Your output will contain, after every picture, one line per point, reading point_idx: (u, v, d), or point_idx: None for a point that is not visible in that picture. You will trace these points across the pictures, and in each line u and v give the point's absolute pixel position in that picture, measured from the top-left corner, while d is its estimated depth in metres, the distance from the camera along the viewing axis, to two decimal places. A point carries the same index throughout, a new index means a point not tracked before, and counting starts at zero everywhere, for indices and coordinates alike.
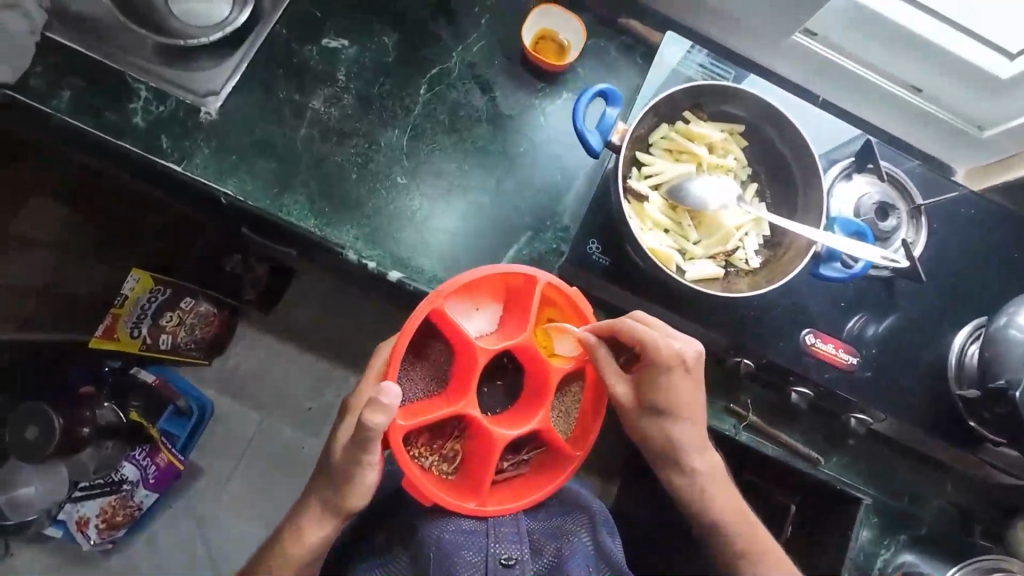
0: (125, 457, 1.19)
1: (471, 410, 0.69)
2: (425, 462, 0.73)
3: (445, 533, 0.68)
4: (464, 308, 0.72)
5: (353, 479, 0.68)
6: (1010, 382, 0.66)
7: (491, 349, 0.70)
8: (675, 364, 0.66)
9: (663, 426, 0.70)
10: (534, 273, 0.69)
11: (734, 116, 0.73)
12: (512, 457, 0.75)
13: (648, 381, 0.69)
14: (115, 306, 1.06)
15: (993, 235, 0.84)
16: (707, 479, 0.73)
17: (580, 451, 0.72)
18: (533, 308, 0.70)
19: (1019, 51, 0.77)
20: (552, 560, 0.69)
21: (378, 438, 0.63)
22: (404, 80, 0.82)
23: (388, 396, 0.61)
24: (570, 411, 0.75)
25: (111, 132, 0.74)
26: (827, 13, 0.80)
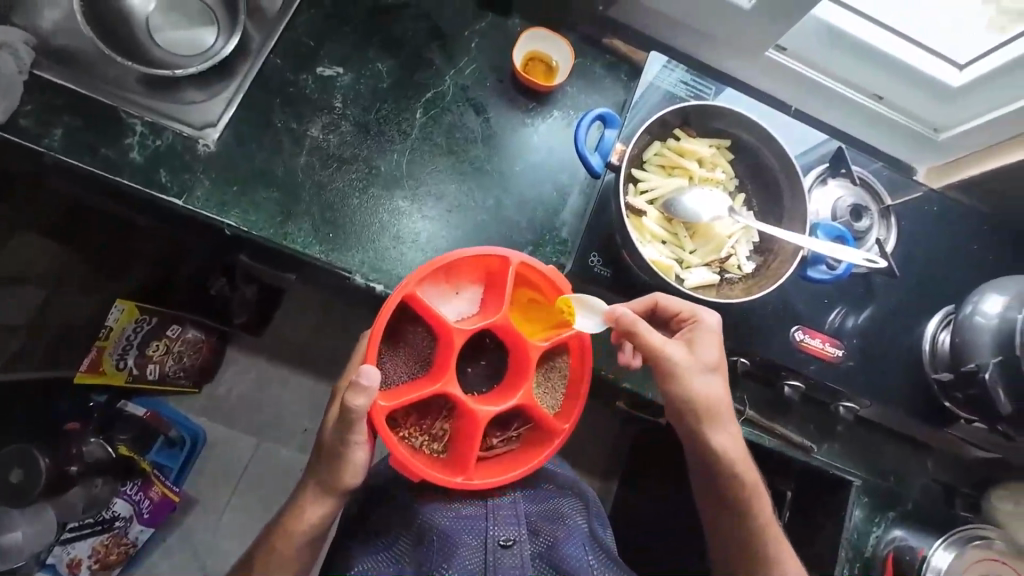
0: (116, 494, 1.14)
1: (452, 388, 0.68)
2: (414, 442, 0.71)
3: (445, 519, 0.66)
4: (441, 291, 0.72)
5: (344, 461, 0.67)
6: (980, 366, 0.73)
7: (469, 329, 0.69)
8: (714, 329, 0.72)
9: (709, 388, 0.70)
10: (506, 253, 0.70)
11: (720, 131, 0.78)
12: (499, 433, 0.74)
13: (695, 344, 0.70)
14: (99, 338, 1.01)
15: (950, 230, 0.92)
16: (739, 447, 0.73)
17: (567, 425, 0.70)
18: (508, 288, 0.70)
19: (967, 61, 0.86)
20: (549, 541, 0.66)
21: (361, 420, 0.63)
22: (400, 105, 0.84)
23: (367, 378, 0.60)
24: (556, 385, 0.74)
25: (107, 169, 0.73)
26: (798, 30, 0.86)
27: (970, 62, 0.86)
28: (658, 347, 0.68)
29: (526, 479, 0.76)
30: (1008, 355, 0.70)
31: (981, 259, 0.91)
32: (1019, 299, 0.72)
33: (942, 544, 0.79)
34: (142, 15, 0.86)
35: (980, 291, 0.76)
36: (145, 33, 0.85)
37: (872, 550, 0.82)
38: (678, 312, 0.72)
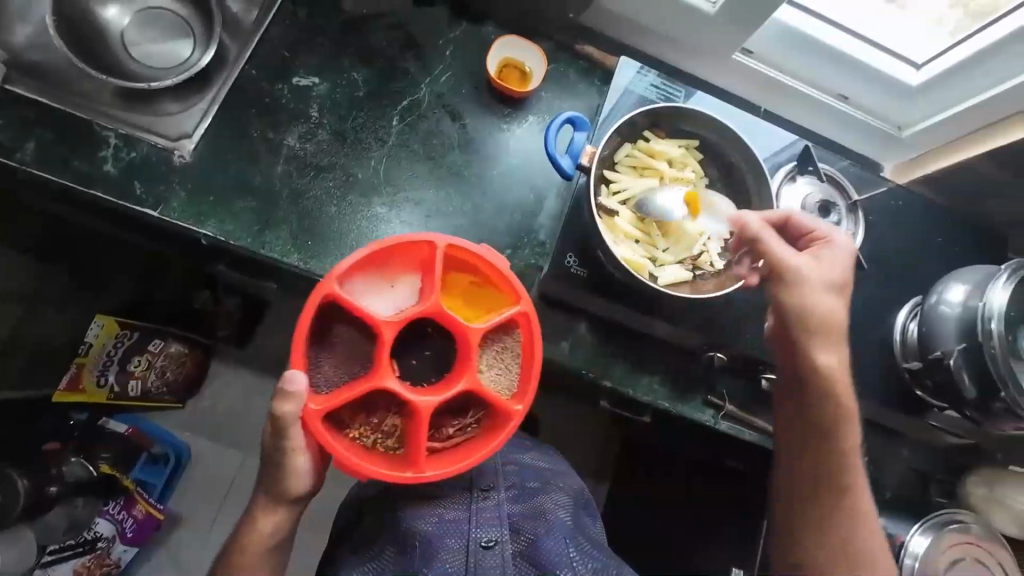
0: (98, 513, 1.12)
1: (389, 381, 0.65)
2: (366, 442, 0.67)
3: (428, 525, 0.68)
4: (372, 285, 0.69)
5: (285, 467, 0.69)
6: (945, 353, 0.76)
7: (401, 318, 0.66)
8: (847, 252, 0.75)
9: (832, 305, 0.73)
10: (431, 237, 0.67)
11: (689, 133, 0.80)
12: (457, 423, 0.70)
13: (822, 259, 0.74)
14: (79, 355, 1.02)
15: (917, 224, 0.95)
16: (843, 372, 0.76)
17: (521, 406, 0.66)
18: (438, 272, 0.67)
19: (924, 61, 0.91)
20: (530, 539, 0.68)
21: (295, 426, 0.65)
22: (377, 113, 0.85)
23: (294, 384, 0.61)
24: (510, 366, 0.70)
25: (81, 182, 0.73)
26: (761, 34, 0.89)
27: (927, 62, 0.91)
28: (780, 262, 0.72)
29: (515, 476, 0.77)
30: (971, 342, 0.73)
31: (946, 251, 0.95)
32: (979, 287, 0.76)
33: (919, 530, 0.82)
34: (117, 30, 0.86)
35: (943, 282, 0.80)
36: (121, 48, 0.85)
37: None
38: (810, 231, 0.76)
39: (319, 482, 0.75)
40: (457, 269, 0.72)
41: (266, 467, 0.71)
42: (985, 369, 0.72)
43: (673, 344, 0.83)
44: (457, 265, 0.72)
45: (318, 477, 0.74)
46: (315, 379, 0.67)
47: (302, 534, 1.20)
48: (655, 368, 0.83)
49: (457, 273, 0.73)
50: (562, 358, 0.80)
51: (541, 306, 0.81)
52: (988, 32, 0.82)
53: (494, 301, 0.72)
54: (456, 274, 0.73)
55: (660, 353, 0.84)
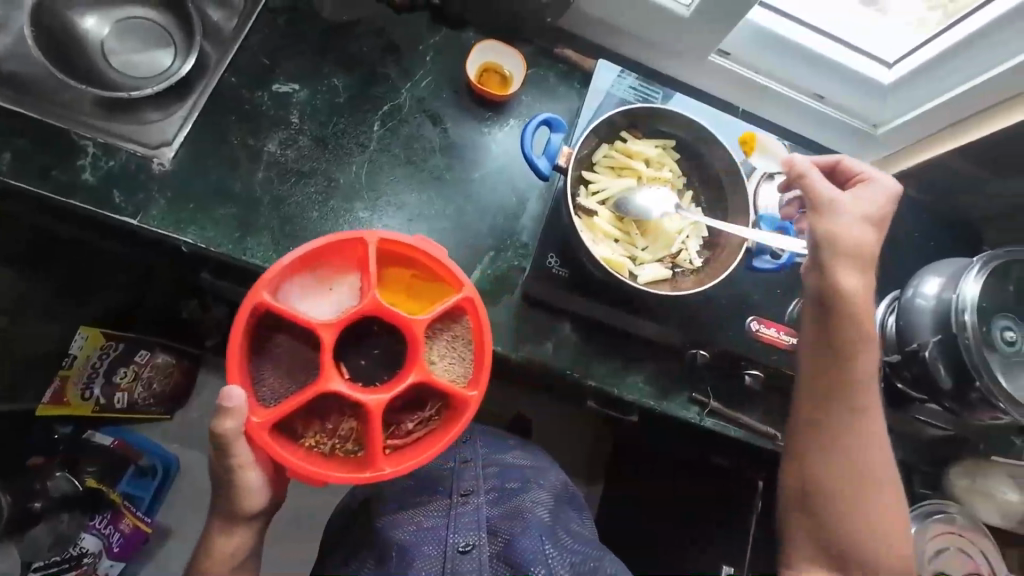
0: (84, 528, 1.09)
1: (334, 383, 0.65)
2: (324, 448, 0.67)
3: (405, 534, 0.69)
4: (308, 291, 0.69)
5: (234, 485, 0.68)
6: (921, 345, 0.77)
7: (339, 319, 0.66)
8: (893, 192, 0.79)
9: (865, 235, 0.76)
10: (361, 234, 0.67)
11: (665, 133, 0.81)
12: (415, 417, 0.70)
13: (860, 197, 0.77)
14: (62, 368, 1.00)
15: (892, 220, 0.97)
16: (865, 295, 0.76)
17: (475, 392, 0.66)
18: (372, 268, 0.67)
19: (896, 60, 0.94)
20: (506, 540, 0.68)
21: (238, 442, 0.64)
22: (358, 118, 0.85)
23: (232, 400, 0.62)
24: (463, 354, 0.70)
25: (59, 191, 0.73)
26: (737, 35, 0.91)
27: (898, 61, 0.94)
28: (817, 194, 0.77)
29: (494, 478, 0.78)
30: (946, 334, 0.75)
31: (922, 247, 0.97)
32: (953, 280, 0.78)
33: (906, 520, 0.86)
34: (97, 40, 0.86)
35: (919, 276, 0.82)
36: (101, 57, 0.85)
37: None
38: (855, 174, 0.81)
39: (276, 498, 0.74)
40: (396, 265, 0.72)
41: (217, 486, 0.70)
42: (960, 359, 0.73)
43: (656, 342, 0.84)
44: (394, 260, 0.72)
45: (273, 493, 0.74)
46: (261, 392, 0.66)
47: (294, 542, 1.19)
48: (639, 366, 0.84)
49: (396, 269, 0.73)
50: (546, 358, 0.81)
51: (524, 307, 0.82)
52: (954, 31, 0.85)
53: (439, 292, 0.72)
54: (396, 270, 0.73)
55: (644, 352, 0.84)
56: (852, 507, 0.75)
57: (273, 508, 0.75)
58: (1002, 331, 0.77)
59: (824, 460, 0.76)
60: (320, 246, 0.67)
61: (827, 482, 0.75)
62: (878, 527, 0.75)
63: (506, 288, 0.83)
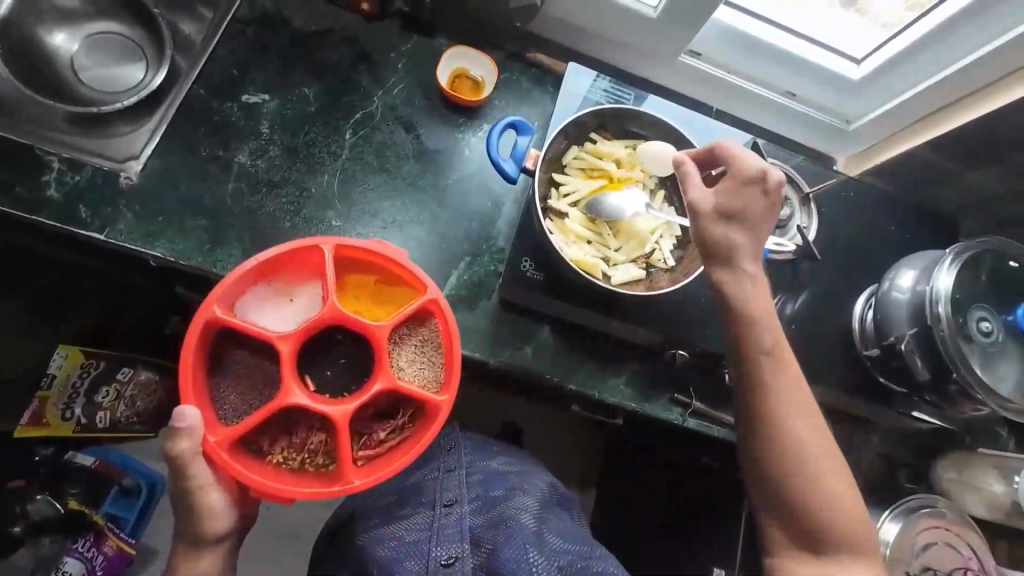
0: (66, 552, 1.04)
1: (296, 396, 0.64)
2: (292, 464, 0.66)
3: (386, 551, 0.68)
4: (267, 304, 0.68)
5: (196, 508, 0.65)
6: (898, 338, 0.78)
7: (297, 331, 0.66)
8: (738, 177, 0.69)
9: (739, 234, 0.71)
10: (316, 242, 0.67)
11: (636, 133, 0.82)
12: (387, 426, 0.69)
13: (734, 187, 0.70)
14: (40, 390, 1.00)
15: (871, 214, 0.97)
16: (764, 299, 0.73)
17: (446, 397, 0.66)
18: (330, 276, 0.67)
19: (863, 55, 0.94)
20: (489, 549, 0.65)
21: (195, 462, 0.62)
22: (329, 127, 0.85)
23: (185, 420, 0.60)
24: (433, 358, 0.69)
25: (22, 207, 0.71)
26: (707, 36, 0.92)
27: (866, 56, 0.94)
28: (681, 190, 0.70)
29: (478, 487, 0.76)
30: (922, 326, 0.75)
31: (901, 240, 0.97)
32: (926, 272, 0.78)
33: (889, 516, 0.81)
34: (66, 55, 0.85)
35: (896, 268, 0.82)
36: (70, 72, 0.85)
37: None
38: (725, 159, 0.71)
39: (244, 517, 0.71)
40: (357, 272, 0.72)
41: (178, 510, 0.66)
42: (937, 351, 0.73)
43: (636, 343, 0.83)
44: (355, 267, 0.72)
45: (241, 511, 0.70)
46: (221, 411, 0.66)
47: (282, 558, 1.17)
48: (619, 368, 0.83)
49: (358, 277, 0.72)
50: (525, 362, 0.80)
51: (502, 311, 0.81)
52: (921, 23, 0.85)
53: (402, 297, 0.72)
54: (358, 278, 0.72)
55: (624, 353, 0.84)
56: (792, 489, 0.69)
57: (243, 528, 0.72)
58: (979, 321, 0.77)
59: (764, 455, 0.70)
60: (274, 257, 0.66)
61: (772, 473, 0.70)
62: (834, 505, 0.69)
63: (484, 292, 0.82)
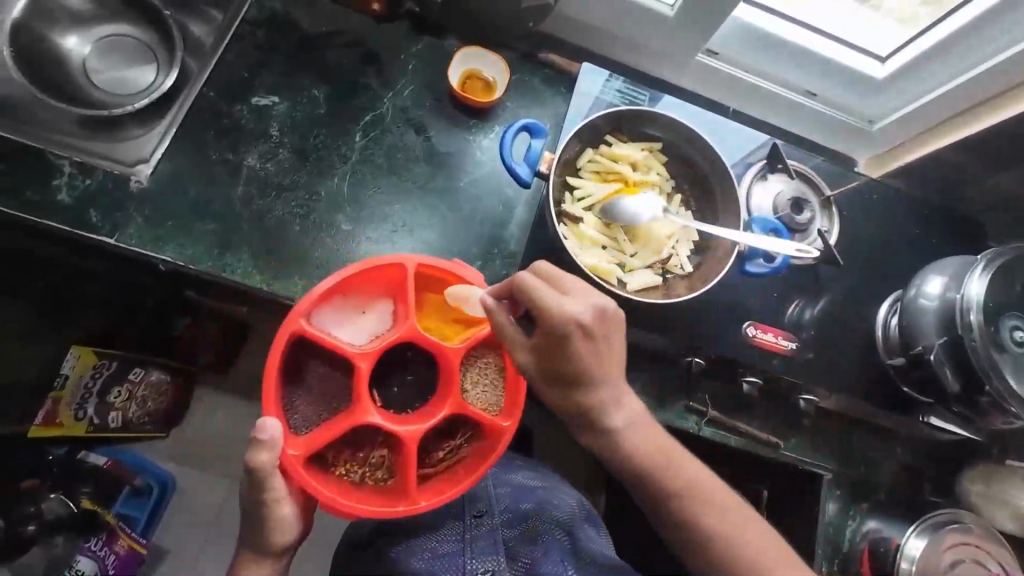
0: (78, 551, 1.05)
1: (371, 415, 0.64)
2: (353, 478, 0.66)
3: (419, 562, 0.68)
4: (344, 318, 0.68)
5: (266, 521, 0.63)
6: (926, 348, 0.75)
7: (376, 349, 0.66)
8: (562, 332, 0.57)
9: (574, 392, 0.61)
10: (399, 258, 0.66)
11: (652, 135, 0.81)
12: (446, 445, 0.69)
13: (545, 351, 0.59)
14: (55, 389, 0.98)
15: (895, 217, 0.94)
16: (641, 436, 0.64)
17: (509, 423, 0.64)
18: (410, 295, 0.66)
19: (888, 54, 0.91)
20: (527, 564, 0.68)
21: (272, 476, 0.60)
22: (339, 129, 0.84)
23: (266, 433, 0.57)
24: (496, 382, 0.69)
25: (33, 211, 0.71)
26: (725, 34, 0.89)
27: (890, 54, 0.91)
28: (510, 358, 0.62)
29: (508, 499, 0.75)
30: (951, 335, 0.72)
31: (927, 243, 0.94)
32: (956, 279, 0.75)
33: (914, 531, 0.78)
34: (79, 58, 0.85)
35: (923, 275, 0.79)
36: (83, 76, 0.84)
37: (849, 545, 0.82)
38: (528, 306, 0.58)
39: (306, 528, 0.69)
40: (432, 291, 0.71)
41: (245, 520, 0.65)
42: (968, 363, 0.71)
43: (651, 350, 0.82)
44: (429, 285, 0.71)
45: (305, 524, 0.69)
46: (293, 420, 0.65)
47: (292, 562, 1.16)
48: (634, 375, 0.81)
49: (430, 294, 0.72)
50: None
51: None
52: (944, 24, 0.83)
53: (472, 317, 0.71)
54: (429, 295, 0.72)
55: (638, 359, 0.82)
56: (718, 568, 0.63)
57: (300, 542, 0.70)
58: (1011, 330, 0.73)
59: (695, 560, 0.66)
60: (357, 273, 0.65)
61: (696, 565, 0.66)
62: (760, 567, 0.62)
63: None
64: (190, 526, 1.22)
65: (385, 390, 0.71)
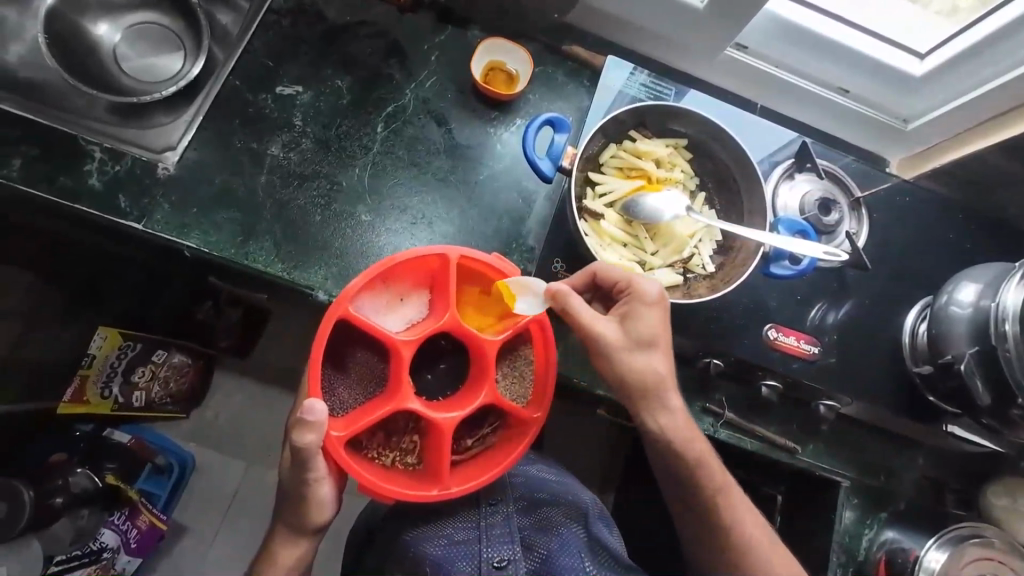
0: (104, 523, 1.10)
1: (410, 400, 0.64)
2: (385, 461, 0.66)
3: (436, 549, 0.68)
4: (385, 304, 0.68)
5: (304, 500, 0.65)
6: (956, 357, 0.73)
7: (417, 337, 0.65)
8: (653, 300, 0.66)
9: (649, 363, 0.66)
10: (444, 250, 0.65)
11: (677, 132, 0.79)
12: (475, 434, 0.69)
13: (627, 319, 0.66)
14: (83, 367, 1.00)
15: (927, 220, 0.91)
16: (683, 423, 0.69)
17: (540, 414, 0.65)
18: (452, 286, 0.66)
19: (927, 50, 0.88)
20: (542, 555, 0.68)
21: (315, 456, 0.61)
22: (360, 119, 0.84)
23: (313, 414, 0.57)
24: (526, 374, 0.69)
25: (66, 196, 0.73)
26: (755, 28, 0.87)
27: (930, 51, 0.88)
28: (598, 333, 0.65)
29: (523, 488, 0.77)
30: (984, 345, 0.70)
31: (959, 247, 0.91)
32: (992, 286, 0.73)
33: (935, 544, 0.76)
34: (110, 46, 0.87)
35: (954, 282, 0.77)
36: (113, 63, 0.86)
37: (865, 553, 0.80)
38: (616, 283, 0.68)
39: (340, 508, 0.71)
40: (469, 282, 0.70)
41: (285, 496, 0.67)
42: (999, 374, 0.69)
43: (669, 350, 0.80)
44: (466, 277, 0.71)
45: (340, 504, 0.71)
46: (330, 403, 0.65)
47: None
48: None
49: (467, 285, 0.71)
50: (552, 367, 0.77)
51: None
52: (992, 18, 0.80)
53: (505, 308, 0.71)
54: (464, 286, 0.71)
55: None
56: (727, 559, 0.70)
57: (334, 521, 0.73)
58: None
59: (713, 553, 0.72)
60: (402, 262, 0.65)
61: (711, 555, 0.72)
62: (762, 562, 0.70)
63: None
64: (208, 505, 1.25)
65: (417, 377, 0.71)
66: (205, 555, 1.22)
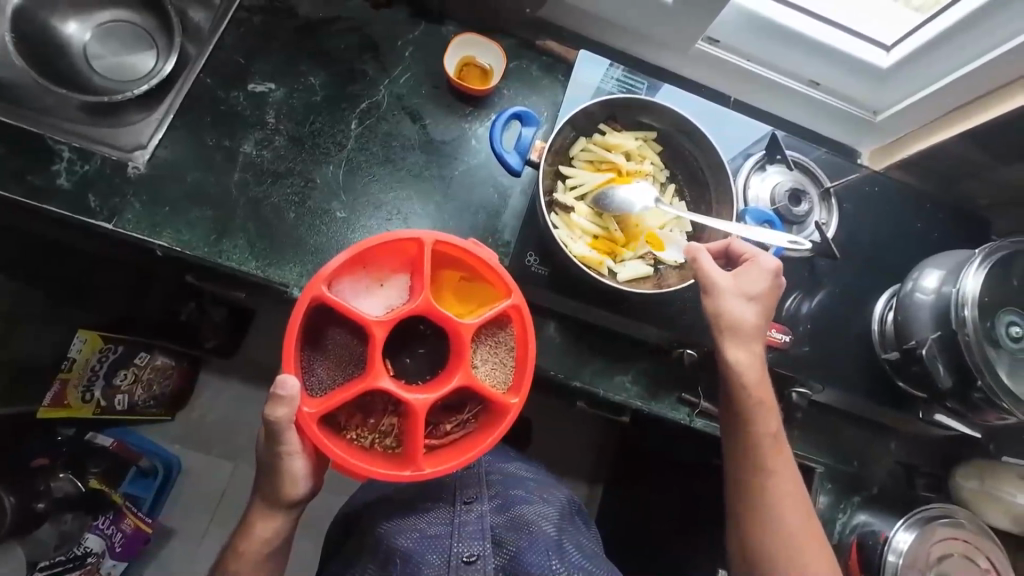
0: (88, 528, 1.09)
1: (384, 380, 0.64)
2: (363, 442, 0.66)
3: (408, 541, 0.67)
4: (365, 287, 0.68)
5: (281, 472, 0.66)
6: (919, 342, 0.75)
7: (392, 319, 0.65)
8: (775, 276, 0.73)
9: (747, 313, 0.72)
10: (420, 235, 0.66)
11: (648, 124, 0.80)
12: (454, 419, 0.69)
13: (742, 277, 0.73)
14: (63, 369, 0.98)
15: (896, 210, 0.93)
16: (757, 370, 0.72)
17: (517, 399, 0.66)
18: (427, 270, 0.66)
19: (893, 43, 0.90)
20: (510, 553, 0.66)
21: (288, 429, 0.62)
22: (333, 116, 0.84)
23: (285, 388, 0.58)
24: (505, 360, 0.69)
25: (33, 195, 0.72)
26: (726, 21, 0.88)
27: (896, 43, 0.90)
28: (710, 281, 0.72)
29: (496, 487, 0.77)
30: (945, 330, 0.72)
31: (928, 238, 0.93)
32: (954, 273, 0.75)
33: (904, 525, 0.77)
34: (80, 44, 0.86)
35: (920, 269, 0.79)
36: (84, 61, 0.85)
37: (839, 537, 0.82)
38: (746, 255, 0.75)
39: (320, 483, 0.71)
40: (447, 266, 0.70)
41: (262, 472, 0.68)
42: (961, 358, 0.71)
43: (641, 339, 0.82)
44: (446, 262, 0.71)
45: (318, 479, 0.71)
46: (309, 381, 0.65)
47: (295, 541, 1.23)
48: (626, 366, 0.81)
49: (446, 270, 0.71)
50: None
51: None
52: (955, 9, 0.82)
53: (486, 294, 0.71)
54: (445, 271, 0.71)
55: (630, 349, 0.82)
56: (764, 507, 0.70)
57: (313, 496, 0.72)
58: (1008, 326, 0.73)
59: (755, 501, 0.71)
60: (378, 245, 0.66)
61: (751, 503, 0.71)
62: (791, 508, 0.70)
63: None
64: (193, 507, 1.24)
65: (395, 361, 0.70)
66: (189, 557, 1.21)
